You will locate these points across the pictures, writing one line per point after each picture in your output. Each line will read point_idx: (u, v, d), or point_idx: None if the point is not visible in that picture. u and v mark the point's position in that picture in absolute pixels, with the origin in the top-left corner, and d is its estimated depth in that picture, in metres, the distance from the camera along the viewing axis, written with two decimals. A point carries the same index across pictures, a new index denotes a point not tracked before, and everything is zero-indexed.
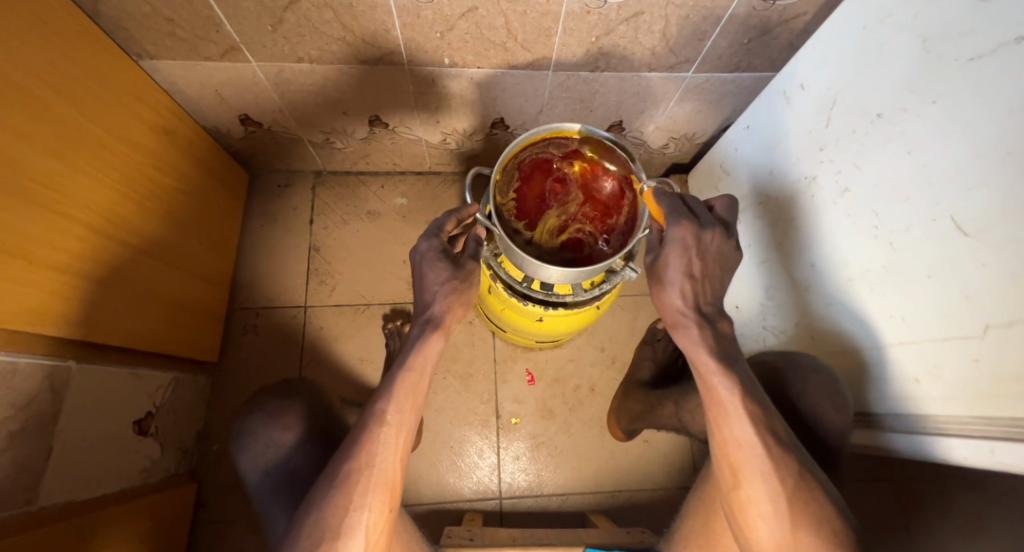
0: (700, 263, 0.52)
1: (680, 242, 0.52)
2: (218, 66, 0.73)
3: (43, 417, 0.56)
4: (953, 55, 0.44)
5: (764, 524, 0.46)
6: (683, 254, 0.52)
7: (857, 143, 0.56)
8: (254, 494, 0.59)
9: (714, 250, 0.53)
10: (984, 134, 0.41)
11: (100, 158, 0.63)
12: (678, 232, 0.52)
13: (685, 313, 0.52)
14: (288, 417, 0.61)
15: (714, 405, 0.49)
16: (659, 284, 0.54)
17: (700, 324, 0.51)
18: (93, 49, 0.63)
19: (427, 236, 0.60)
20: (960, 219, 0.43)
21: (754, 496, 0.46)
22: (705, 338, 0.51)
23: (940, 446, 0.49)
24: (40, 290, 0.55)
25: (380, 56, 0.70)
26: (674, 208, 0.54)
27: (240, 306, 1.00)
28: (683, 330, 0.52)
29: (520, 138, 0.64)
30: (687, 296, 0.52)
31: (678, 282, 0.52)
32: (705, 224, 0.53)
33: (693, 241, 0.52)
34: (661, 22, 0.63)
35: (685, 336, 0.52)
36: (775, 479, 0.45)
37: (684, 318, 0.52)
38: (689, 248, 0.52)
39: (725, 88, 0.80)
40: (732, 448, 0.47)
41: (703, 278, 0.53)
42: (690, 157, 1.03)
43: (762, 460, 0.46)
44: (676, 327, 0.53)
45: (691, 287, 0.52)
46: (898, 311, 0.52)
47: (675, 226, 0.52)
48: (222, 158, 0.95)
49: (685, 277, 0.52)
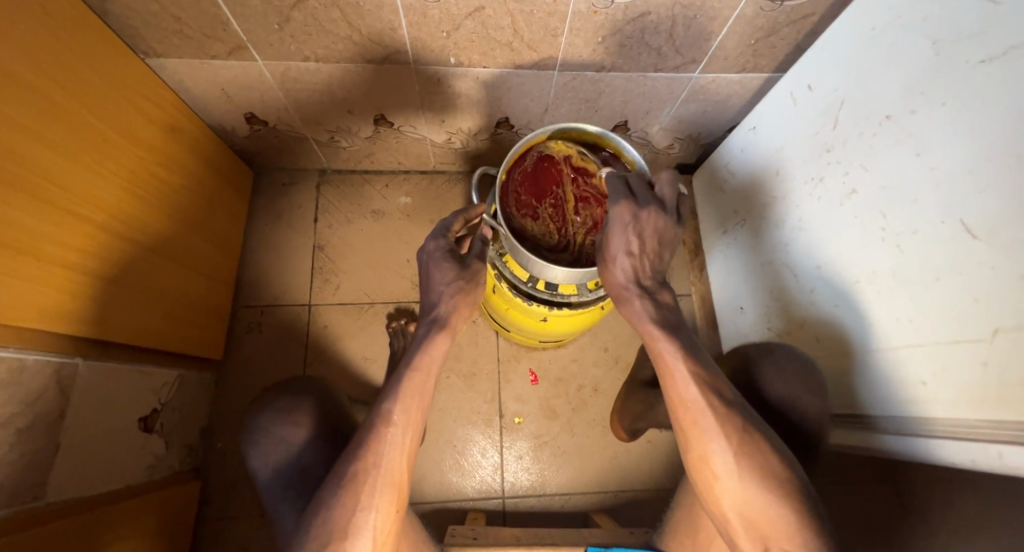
0: (639, 239, 0.52)
1: (619, 220, 0.52)
2: (224, 65, 0.74)
3: (50, 413, 0.56)
4: (963, 57, 0.44)
5: (722, 488, 0.45)
6: (624, 232, 0.52)
7: (865, 145, 0.56)
8: (263, 491, 0.59)
9: (654, 227, 0.53)
10: (994, 137, 0.41)
11: (107, 156, 0.64)
12: (616, 211, 0.52)
13: (627, 286, 0.53)
14: (297, 414, 0.61)
15: (660, 366, 0.49)
16: (605, 262, 0.54)
17: (642, 296, 0.52)
18: (101, 47, 0.63)
19: (434, 236, 0.61)
20: (969, 222, 0.43)
21: (708, 456, 0.45)
22: (646, 308, 0.52)
23: (943, 450, 0.49)
24: (47, 287, 0.55)
25: (387, 55, 0.70)
26: (615, 189, 0.54)
27: (244, 304, 1.00)
28: (626, 303, 0.53)
29: (528, 137, 0.64)
30: (628, 273, 0.53)
31: (621, 259, 0.53)
32: (642, 202, 0.53)
33: (631, 219, 0.52)
34: (668, 22, 0.63)
35: (630, 307, 0.53)
36: (723, 437, 0.45)
37: (627, 292, 0.53)
38: (627, 226, 0.52)
39: (732, 89, 0.79)
40: (682, 409, 0.47)
41: (643, 254, 0.53)
42: (694, 157, 1.03)
43: (710, 419, 0.46)
44: (620, 300, 0.54)
45: (632, 262, 0.53)
46: (905, 313, 0.51)
47: (613, 206, 0.52)
48: (227, 156, 0.96)
49: (625, 254, 0.53)
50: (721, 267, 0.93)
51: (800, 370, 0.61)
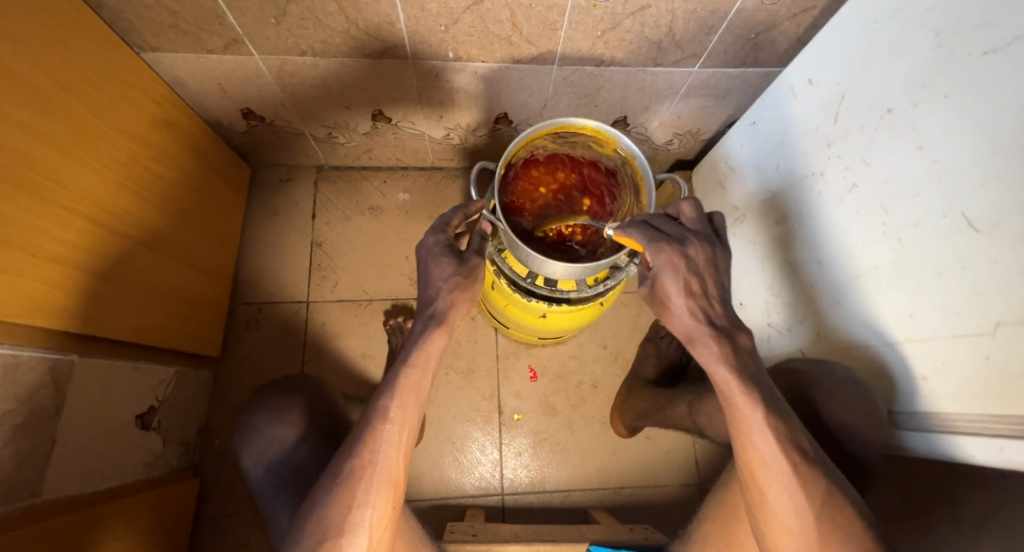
0: (698, 279, 0.48)
1: (666, 266, 0.48)
2: (221, 60, 0.73)
3: (46, 410, 0.56)
4: (966, 49, 0.44)
5: (791, 539, 0.45)
6: (678, 274, 0.48)
7: (866, 138, 0.55)
8: (255, 491, 0.59)
9: (706, 262, 0.49)
10: (996, 129, 0.40)
11: (101, 151, 0.63)
12: (661, 256, 0.49)
13: (697, 329, 0.48)
14: (289, 414, 0.61)
15: (737, 422, 0.47)
16: (667, 307, 0.50)
17: (716, 337, 0.48)
18: (95, 41, 0.63)
19: (433, 231, 0.60)
20: (971, 215, 0.43)
21: (778, 510, 0.45)
22: (724, 355, 0.47)
23: (951, 445, 0.48)
24: (43, 283, 0.55)
25: (384, 49, 0.70)
26: (646, 235, 0.50)
27: (242, 301, 1.00)
28: (700, 346, 0.48)
29: (522, 136, 0.60)
30: (697, 314, 0.48)
31: (685, 300, 0.49)
32: (686, 240, 0.49)
33: (680, 261, 0.48)
34: (668, 16, 0.63)
35: (705, 353, 0.48)
36: (802, 494, 0.44)
37: (698, 333, 0.48)
38: (681, 269, 0.48)
39: (731, 84, 0.79)
40: (758, 466, 0.46)
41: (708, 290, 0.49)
42: (694, 153, 1.03)
43: (789, 477, 0.44)
44: (693, 343, 0.49)
45: (700, 303, 0.49)
46: (906, 308, 0.51)
47: (656, 253, 0.49)
48: (223, 152, 0.95)
49: (687, 296, 0.48)
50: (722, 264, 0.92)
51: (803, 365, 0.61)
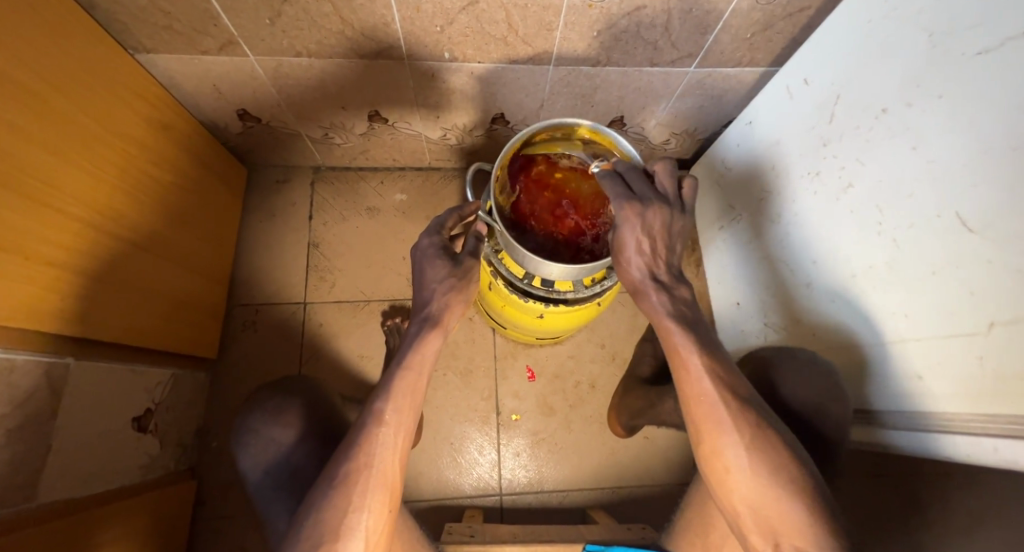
0: (649, 237, 0.50)
1: (624, 219, 0.50)
2: (215, 61, 0.73)
3: (41, 414, 0.56)
4: (960, 49, 0.44)
5: (735, 482, 0.43)
6: (635, 231, 0.49)
7: (861, 139, 0.55)
8: (253, 493, 0.59)
9: (661, 223, 0.50)
10: (990, 129, 0.41)
11: (96, 153, 0.63)
12: (620, 209, 0.50)
13: (642, 280, 0.50)
14: (286, 415, 0.61)
15: (675, 363, 0.47)
16: (618, 258, 0.52)
17: (658, 290, 0.49)
18: (88, 42, 0.62)
19: (428, 233, 0.60)
20: (965, 215, 0.43)
21: (720, 450, 0.44)
22: (663, 301, 0.49)
23: (945, 444, 0.49)
24: (37, 287, 0.54)
25: (379, 50, 0.70)
26: (615, 187, 0.52)
27: (239, 302, 1.00)
28: (643, 297, 0.50)
29: (519, 136, 0.62)
30: (641, 268, 0.50)
31: (635, 251, 0.50)
32: (647, 198, 0.50)
33: (638, 216, 0.49)
34: (663, 16, 0.63)
35: (646, 301, 0.50)
36: (736, 431, 0.43)
37: (643, 285, 0.50)
38: (637, 225, 0.49)
39: (727, 83, 0.79)
40: (696, 404, 0.46)
41: (658, 247, 0.51)
42: (691, 153, 1.03)
43: (723, 412, 0.44)
44: (638, 295, 0.51)
45: (648, 257, 0.50)
46: (900, 307, 0.51)
47: (617, 207, 0.50)
48: (219, 153, 0.95)
49: (637, 251, 0.50)
50: (718, 263, 0.93)
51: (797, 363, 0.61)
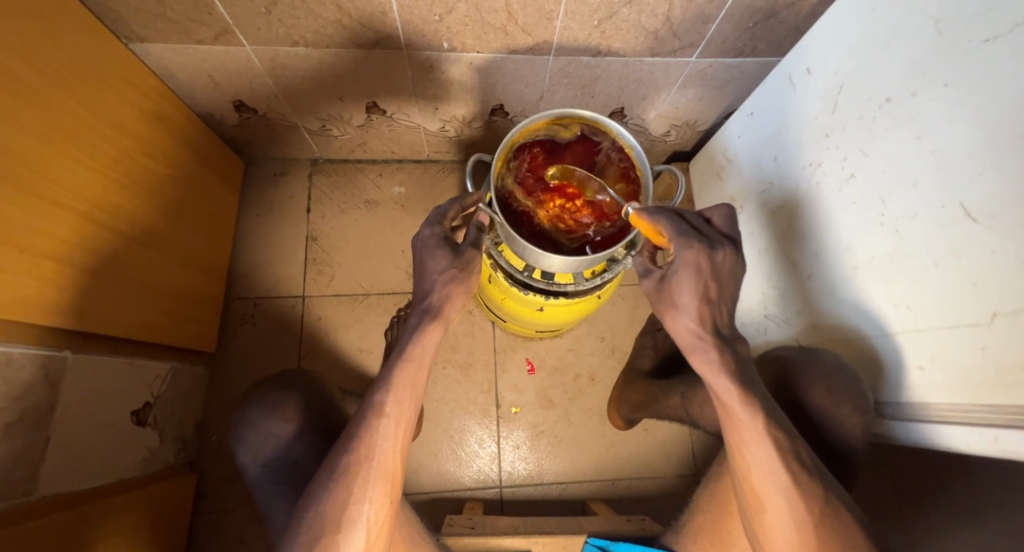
0: (716, 284, 0.50)
1: (692, 265, 0.50)
2: (211, 50, 0.72)
3: (38, 408, 0.55)
4: (967, 36, 0.43)
5: (782, 541, 0.46)
6: (695, 275, 0.50)
7: (865, 128, 0.55)
8: (252, 487, 0.59)
9: (727, 270, 0.51)
10: (997, 117, 0.40)
11: (91, 145, 0.62)
12: (689, 254, 0.50)
13: (701, 335, 0.50)
14: (285, 409, 0.60)
15: (734, 430, 0.48)
16: (671, 308, 0.52)
17: (718, 346, 0.49)
18: (82, 32, 0.62)
19: (429, 224, 0.60)
20: (970, 206, 0.43)
21: (776, 520, 0.46)
22: (724, 362, 0.49)
23: (944, 434, 0.49)
24: (33, 280, 0.54)
25: (377, 40, 0.69)
26: (680, 230, 0.52)
27: (238, 296, 0.99)
28: (700, 353, 0.50)
29: (521, 125, 0.62)
30: (699, 321, 0.50)
31: (696, 303, 0.50)
32: (716, 244, 0.51)
33: (706, 262, 0.50)
34: (664, 5, 0.62)
35: (703, 359, 0.50)
36: (798, 503, 0.46)
37: (700, 341, 0.50)
38: (703, 271, 0.50)
39: (729, 74, 0.78)
40: (753, 473, 0.47)
41: (718, 301, 0.51)
42: (691, 145, 1.02)
43: (784, 483, 0.46)
44: (693, 349, 0.51)
45: (707, 310, 0.50)
46: (903, 299, 0.51)
47: (686, 250, 0.50)
48: (215, 145, 0.94)
49: (701, 301, 0.50)
50: None
51: (822, 370, 0.60)
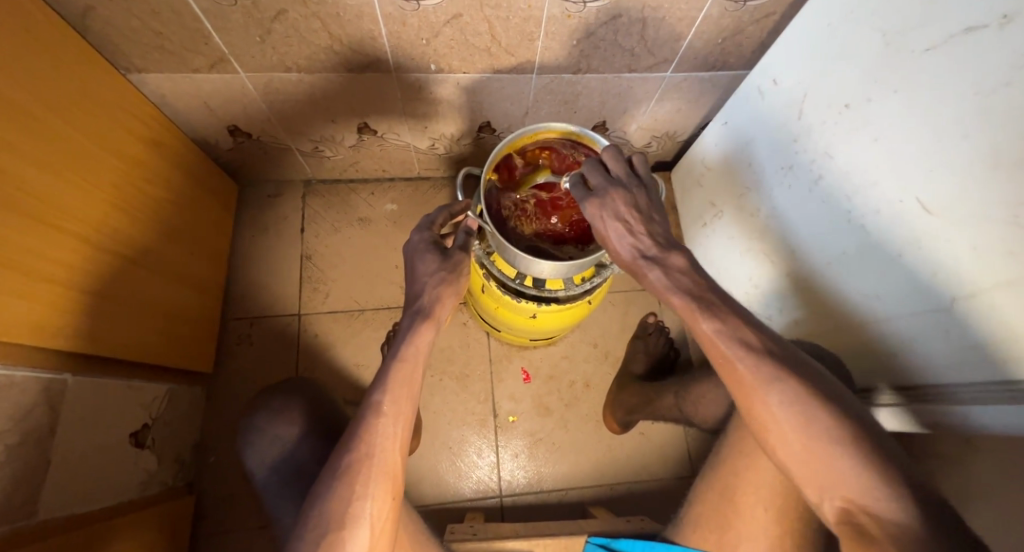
0: (629, 216, 0.51)
1: (597, 214, 0.52)
2: (207, 78, 0.75)
3: (40, 430, 0.56)
4: (910, 47, 0.47)
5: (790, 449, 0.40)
6: (604, 220, 0.51)
7: (828, 133, 0.59)
8: (259, 492, 0.59)
9: (631, 201, 0.51)
10: (942, 119, 0.43)
11: (92, 171, 0.64)
12: (588, 210, 0.52)
13: (639, 258, 0.50)
14: (290, 413, 0.62)
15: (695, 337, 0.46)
16: (609, 246, 0.53)
17: (652, 266, 0.49)
18: (84, 64, 0.64)
19: (419, 230, 0.63)
20: (925, 200, 0.46)
21: (767, 413, 0.41)
22: (665, 275, 0.48)
23: (942, 412, 0.51)
24: (36, 303, 0.55)
25: (367, 64, 0.72)
26: (578, 191, 0.54)
27: (233, 316, 1.00)
28: (645, 277, 0.50)
29: (506, 140, 0.64)
30: (633, 249, 0.50)
31: (619, 238, 0.51)
32: (603, 188, 0.52)
33: (601, 207, 0.51)
34: (638, 24, 0.66)
35: (648, 280, 0.50)
36: (781, 388, 0.41)
37: (640, 266, 0.50)
38: (608, 215, 0.51)
39: (703, 86, 0.83)
40: (723, 362, 0.44)
41: (638, 225, 0.51)
42: (671, 155, 1.07)
43: (753, 369, 0.42)
44: (639, 274, 0.51)
45: (633, 235, 0.51)
46: (876, 289, 0.54)
47: (584, 207, 0.52)
48: (210, 168, 0.96)
49: (623, 232, 0.51)
50: (704, 258, 0.96)
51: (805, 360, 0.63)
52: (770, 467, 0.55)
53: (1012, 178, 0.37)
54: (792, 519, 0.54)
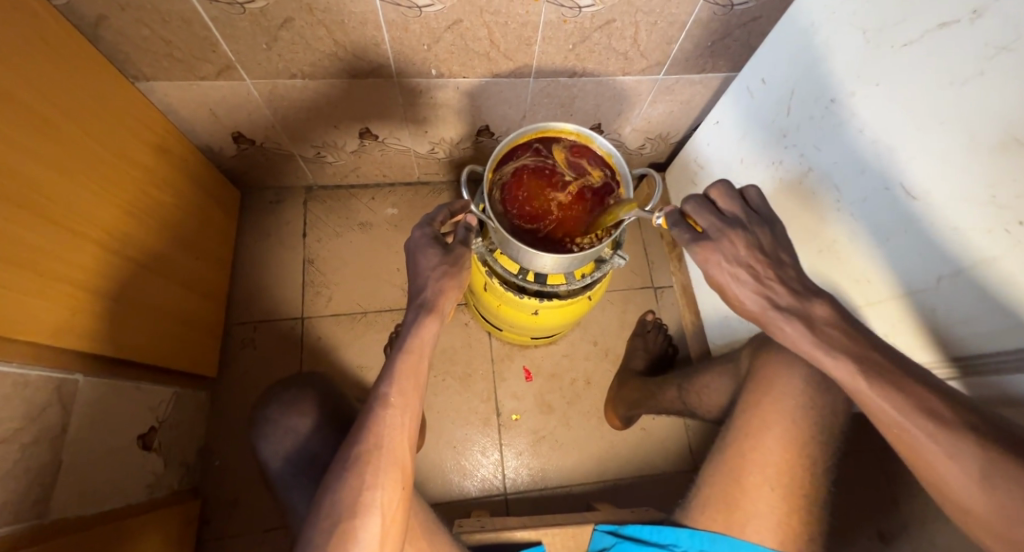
0: (758, 264, 0.45)
1: (713, 260, 0.46)
2: (214, 86, 0.77)
3: (52, 430, 0.56)
4: (890, 42, 0.49)
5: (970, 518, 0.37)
6: (722, 269, 0.45)
7: (815, 127, 0.61)
8: (275, 482, 0.62)
9: (759, 246, 0.45)
10: (922, 107, 0.46)
11: (103, 175, 0.65)
12: (697, 255, 0.47)
13: (773, 312, 0.43)
14: (303, 405, 0.65)
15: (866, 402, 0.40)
16: (727, 296, 0.47)
17: (791, 320, 0.42)
18: (96, 72, 0.66)
19: (420, 226, 0.64)
20: (908, 185, 0.49)
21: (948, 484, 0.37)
22: (811, 333, 0.42)
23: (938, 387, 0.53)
24: (51, 303, 0.56)
25: (370, 70, 0.75)
26: (684, 235, 0.48)
27: (237, 321, 1.01)
28: (781, 333, 0.44)
29: (508, 139, 0.67)
30: (763, 300, 0.44)
31: (741, 289, 0.45)
32: (719, 233, 0.46)
33: (718, 255, 0.45)
34: (632, 28, 0.69)
35: (784, 336, 0.43)
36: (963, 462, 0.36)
37: (773, 320, 0.44)
38: (729, 263, 0.45)
39: (694, 89, 0.86)
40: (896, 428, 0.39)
41: (769, 272, 0.44)
42: (665, 156, 1.10)
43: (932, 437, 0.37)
44: (771, 328, 0.44)
45: (763, 285, 0.44)
46: (868, 273, 0.57)
47: (692, 253, 0.47)
48: (214, 176, 0.97)
49: (751, 282, 0.44)
50: None
51: None
52: (769, 446, 0.58)
53: (992, 160, 0.40)
54: (793, 497, 0.57)
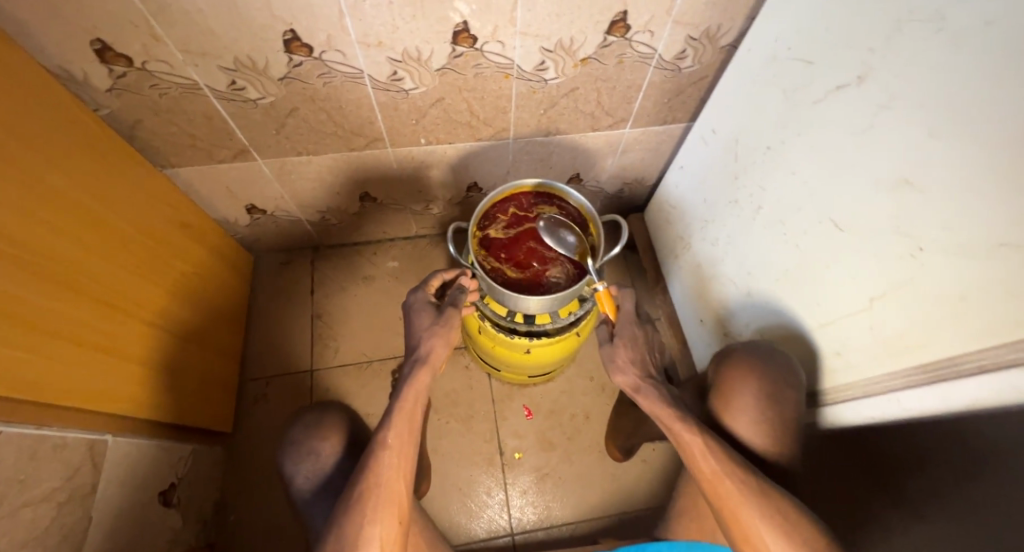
0: (646, 352, 0.71)
1: (631, 337, 0.70)
2: (230, 167, 0.87)
3: (86, 487, 0.62)
4: (805, 101, 0.57)
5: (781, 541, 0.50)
6: (633, 345, 0.70)
7: (759, 170, 0.69)
8: (299, 506, 0.65)
9: (648, 338, 0.73)
10: (836, 154, 0.53)
11: (135, 254, 0.74)
12: (628, 330, 0.71)
13: (642, 382, 0.67)
14: (327, 429, 0.69)
15: (683, 447, 0.58)
16: (615, 365, 0.70)
17: (652, 386, 0.66)
18: (132, 164, 0.76)
19: (416, 290, 0.74)
20: (836, 219, 0.55)
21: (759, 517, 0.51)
22: (660, 395, 0.65)
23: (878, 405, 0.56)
24: (88, 370, 0.62)
25: (366, 144, 0.84)
26: (627, 314, 0.72)
27: (250, 378, 1.07)
28: (642, 394, 0.66)
29: (487, 198, 0.75)
30: (638, 373, 0.68)
31: (629, 360, 0.69)
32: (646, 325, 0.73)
33: (637, 338, 0.70)
34: (594, 93, 0.79)
35: (647, 396, 0.66)
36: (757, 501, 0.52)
37: (641, 385, 0.67)
38: (639, 342, 0.70)
39: (659, 138, 0.95)
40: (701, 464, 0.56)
41: (643, 356, 0.70)
42: (643, 197, 1.18)
43: (719, 460, 0.55)
44: (639, 391, 0.67)
45: (640, 363, 0.69)
46: (814, 299, 0.62)
47: (626, 329, 0.71)
48: (230, 244, 1.07)
49: (636, 358, 0.70)
50: (679, 288, 1.04)
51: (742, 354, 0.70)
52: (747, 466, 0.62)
53: (891, 197, 0.46)
54: None
